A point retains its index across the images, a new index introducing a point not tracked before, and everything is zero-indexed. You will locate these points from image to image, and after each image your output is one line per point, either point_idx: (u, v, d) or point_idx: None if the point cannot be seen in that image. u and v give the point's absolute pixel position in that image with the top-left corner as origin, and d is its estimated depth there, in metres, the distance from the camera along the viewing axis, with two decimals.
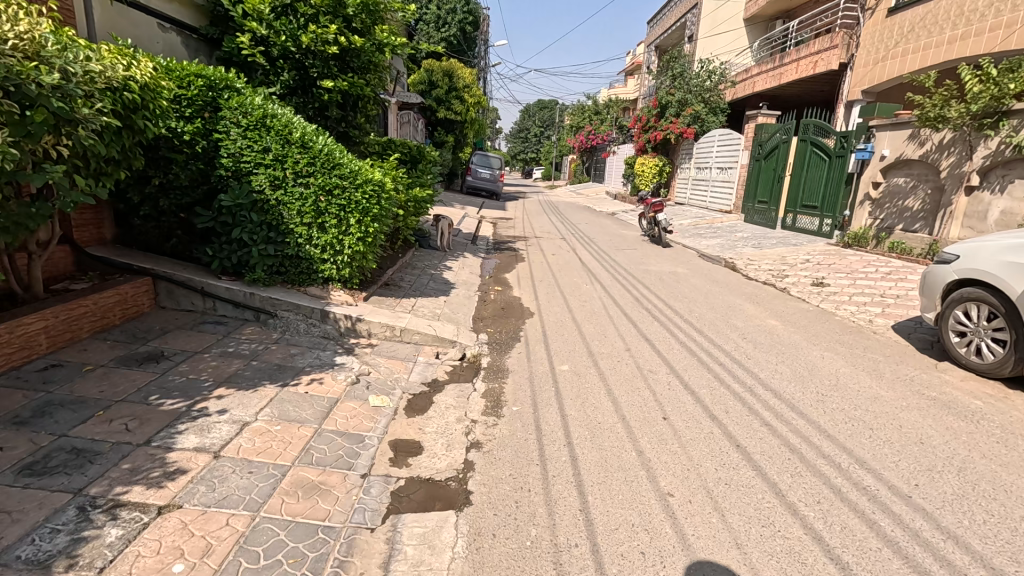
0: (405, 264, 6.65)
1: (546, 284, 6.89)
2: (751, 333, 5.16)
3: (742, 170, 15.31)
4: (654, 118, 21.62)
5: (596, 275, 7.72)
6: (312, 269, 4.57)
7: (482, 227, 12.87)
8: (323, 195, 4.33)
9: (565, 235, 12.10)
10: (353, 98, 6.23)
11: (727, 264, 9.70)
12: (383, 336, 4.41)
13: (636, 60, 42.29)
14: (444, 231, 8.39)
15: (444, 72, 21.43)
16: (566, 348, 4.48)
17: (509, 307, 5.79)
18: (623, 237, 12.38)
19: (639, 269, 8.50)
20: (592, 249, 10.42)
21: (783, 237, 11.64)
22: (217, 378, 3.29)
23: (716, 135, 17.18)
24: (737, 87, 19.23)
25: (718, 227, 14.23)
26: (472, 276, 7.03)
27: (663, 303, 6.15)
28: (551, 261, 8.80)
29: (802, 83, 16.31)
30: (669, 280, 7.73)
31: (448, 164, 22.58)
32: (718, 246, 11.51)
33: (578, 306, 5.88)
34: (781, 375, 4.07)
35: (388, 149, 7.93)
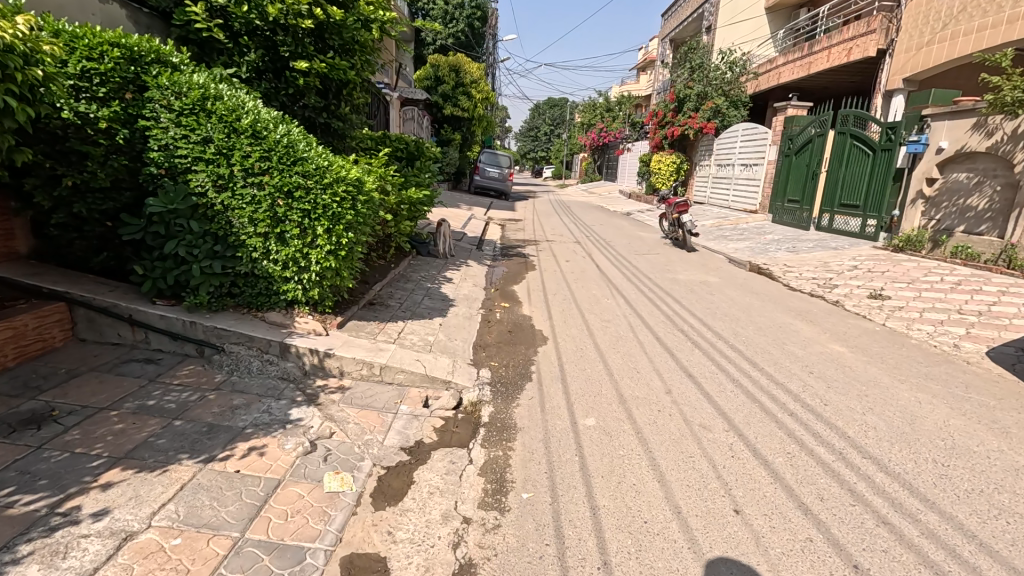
0: (397, 276, 5.74)
1: (561, 299, 5.94)
2: (817, 365, 4.17)
3: (769, 167, 14.22)
4: (671, 113, 20.50)
5: (617, 287, 6.75)
6: (272, 290, 3.68)
7: (489, 230, 11.93)
8: (282, 198, 3.44)
9: (579, 239, 11.13)
10: (335, 83, 5.36)
11: (762, 271, 8.67)
12: (359, 376, 3.51)
13: (648, 56, 41.07)
14: (445, 236, 7.48)
15: (451, 67, 20.59)
16: (590, 391, 3.52)
17: (517, 330, 4.85)
18: (642, 241, 11.37)
19: (665, 278, 7.51)
20: (609, 254, 9.43)
21: (821, 240, 10.55)
22: (114, 452, 2.39)
23: (739, 129, 16.07)
24: (760, 79, 18.14)
25: (744, 228, 13.17)
26: (475, 289, 6.11)
27: (701, 324, 5.17)
28: (566, 269, 7.84)
29: (833, 73, 15.16)
30: (702, 292, 6.73)
31: (455, 163, 21.70)
32: (749, 251, 10.44)
33: (600, 328, 4.92)
34: (876, 432, 3.10)
35: (382, 144, 7.07)
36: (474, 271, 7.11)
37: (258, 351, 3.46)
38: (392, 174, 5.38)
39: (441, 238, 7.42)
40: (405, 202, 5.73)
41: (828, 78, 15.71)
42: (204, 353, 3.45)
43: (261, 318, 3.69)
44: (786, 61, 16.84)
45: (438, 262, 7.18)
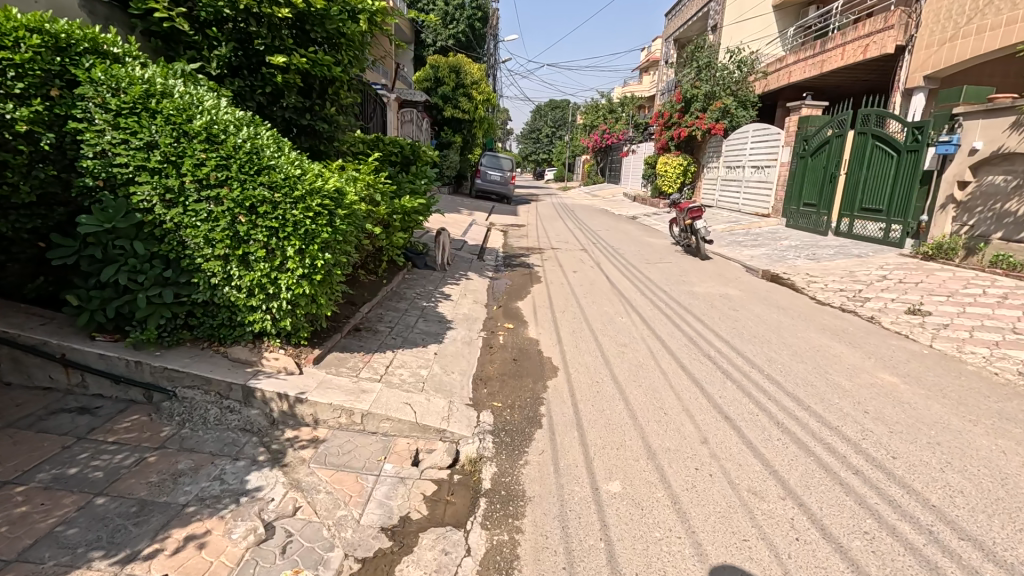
0: (388, 295, 5.18)
1: (570, 318, 5.38)
2: (870, 402, 3.61)
3: (782, 168, 13.65)
4: (677, 114, 19.95)
5: (630, 302, 6.19)
6: (237, 321, 3.14)
7: (491, 237, 11.36)
8: (245, 214, 2.90)
9: (585, 246, 10.59)
10: (319, 81, 4.83)
11: (783, 281, 8.11)
12: (337, 424, 2.97)
13: (651, 56, 40.52)
14: (444, 246, 6.92)
15: (451, 68, 20.09)
16: (611, 441, 2.97)
17: (523, 357, 4.29)
18: (652, 248, 10.80)
19: (681, 291, 6.94)
20: (619, 263, 8.85)
21: (842, 246, 9.97)
22: (5, 551, 1.85)
23: (750, 130, 15.51)
24: (770, 78, 17.61)
25: (758, 233, 12.60)
26: (475, 307, 5.55)
27: (728, 348, 4.61)
28: (574, 281, 7.28)
29: (848, 71, 14.61)
30: (723, 307, 6.17)
31: (456, 166, 21.19)
32: (767, 258, 9.85)
33: (616, 355, 4.37)
34: (962, 496, 2.55)
35: (375, 148, 6.53)
36: (475, 285, 6.55)
37: (216, 396, 2.91)
38: (383, 181, 4.85)
39: (440, 249, 6.84)
40: (397, 212, 5.20)
41: (842, 77, 15.17)
42: (152, 399, 2.91)
43: (222, 354, 3.14)
44: (797, 60, 16.31)
45: (436, 275, 6.60)
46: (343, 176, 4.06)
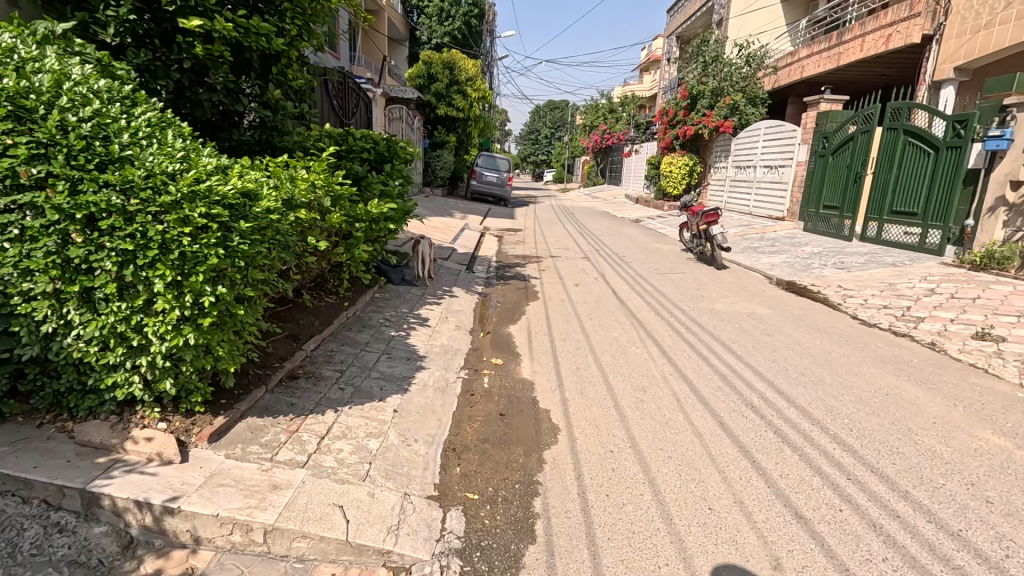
0: (348, 323, 4.18)
1: (573, 350, 4.39)
2: (988, 483, 2.62)
3: (798, 168, 12.70)
4: (683, 111, 18.97)
5: (644, 326, 5.20)
6: (90, 385, 2.17)
7: (484, 244, 10.37)
8: (84, 231, 1.93)
9: (588, 253, 9.62)
10: (257, 55, 3.88)
11: (814, 294, 7.15)
12: (225, 545, 1.97)
13: (652, 54, 39.57)
14: (425, 256, 5.92)
15: (444, 64, 19.13)
16: (641, 572, 1.98)
17: (512, 410, 3.29)
18: (661, 256, 9.83)
19: (702, 310, 5.94)
20: (627, 274, 7.85)
21: (872, 254, 9.01)
22: None
23: (761, 127, 14.57)
24: (780, 74, 16.76)
25: (774, 237, 11.65)
26: (456, 335, 4.54)
27: (777, 395, 3.61)
28: (576, 297, 6.28)
29: (867, 64, 13.78)
30: (755, 331, 5.17)
31: (450, 167, 20.25)
32: (790, 267, 8.88)
33: (633, 405, 3.37)
34: None
35: (342, 143, 5.59)
36: (459, 305, 5.54)
37: (42, 506, 1.95)
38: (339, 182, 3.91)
39: (415, 261, 5.82)
40: (358, 219, 4.26)
41: (858, 70, 14.35)
42: None
43: (67, 437, 2.16)
44: (811, 53, 15.38)
45: (414, 293, 5.60)
46: (274, 178, 3.13)
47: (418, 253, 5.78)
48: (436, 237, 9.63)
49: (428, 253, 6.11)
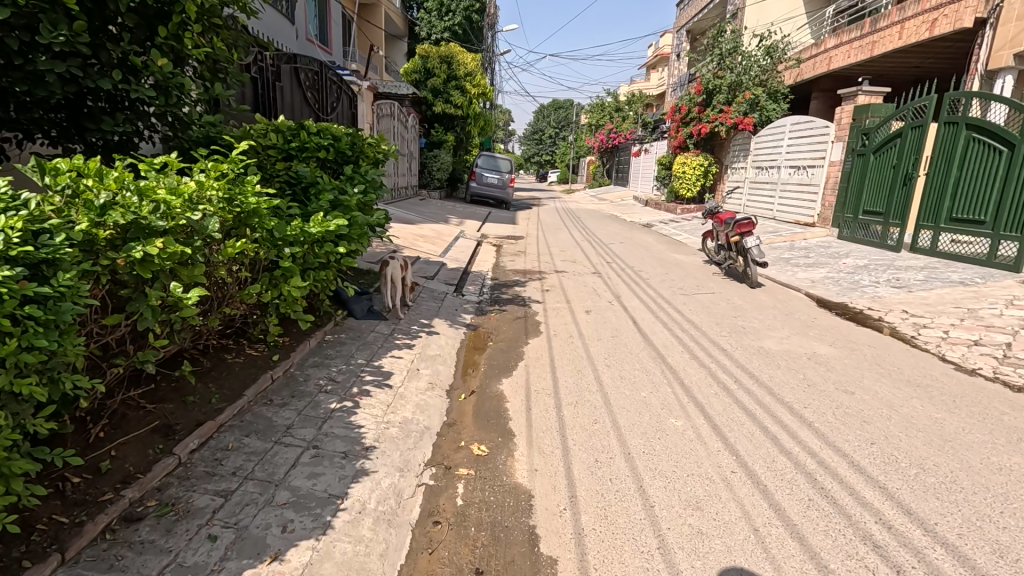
0: (269, 391, 2.96)
1: (588, 424, 3.14)
2: None
3: (832, 169, 11.42)
4: (697, 108, 17.67)
5: (679, 377, 3.95)
6: None
7: (480, 255, 9.12)
8: None
9: (598, 267, 8.40)
10: (128, 7, 2.71)
11: (876, 322, 5.90)
12: None
13: (660, 52, 38.28)
14: (394, 281, 4.68)
15: (441, 57, 17.92)
16: None
17: (497, 560, 2.05)
18: (682, 270, 8.57)
19: (749, 349, 4.68)
20: (646, 295, 6.61)
21: (931, 270, 7.73)
22: None
23: (787, 124, 13.30)
24: (805, 66, 15.56)
25: (806, 246, 10.38)
26: (427, 403, 3.30)
27: (907, 521, 2.35)
28: (586, 331, 5.03)
29: (905, 54, 12.53)
30: (827, 385, 3.90)
31: (448, 168, 19.05)
32: (834, 285, 7.61)
33: (688, 549, 2.13)
34: None
35: (292, 141, 4.54)
36: (438, 346, 4.29)
37: None
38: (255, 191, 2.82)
39: (386, 286, 4.63)
40: (290, 242, 3.15)
41: (895, 60, 13.12)
42: None
43: None
44: (840, 43, 14.13)
45: (382, 330, 4.35)
46: (112, 194, 2.04)
47: (390, 277, 4.61)
48: (423, 248, 8.40)
49: (405, 275, 4.93)
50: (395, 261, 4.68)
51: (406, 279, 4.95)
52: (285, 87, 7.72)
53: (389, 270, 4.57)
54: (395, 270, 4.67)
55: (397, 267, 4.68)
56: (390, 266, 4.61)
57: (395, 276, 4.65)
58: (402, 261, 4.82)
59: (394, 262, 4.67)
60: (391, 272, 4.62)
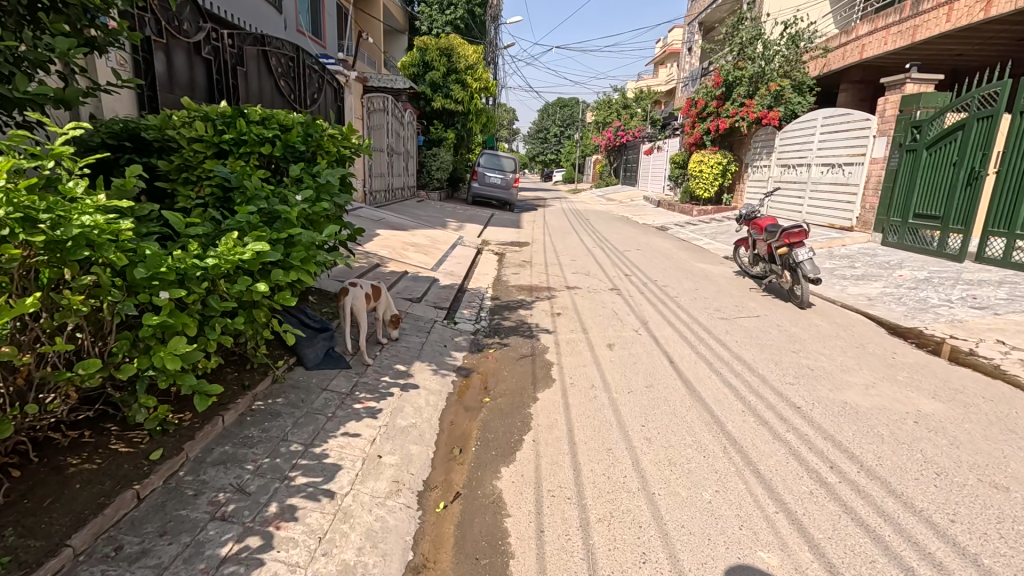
0: (122, 527, 1.85)
1: (632, 569, 2.00)
2: None
3: (875, 166, 10.23)
4: (716, 101, 16.44)
5: (752, 463, 2.80)
6: None
7: (480, 267, 7.99)
8: None
9: (616, 281, 7.25)
10: None
11: (971, 358, 4.72)
12: None
13: (669, 46, 36.94)
14: (351, 313, 3.59)
15: (441, 49, 16.80)
16: None
17: None
18: (714, 284, 7.40)
19: (830, 406, 3.52)
20: (678, 320, 5.48)
21: (1012, 285, 6.54)
22: None
23: (818, 118, 12.12)
24: (833, 56, 14.34)
25: (848, 255, 9.20)
26: (383, 527, 2.16)
27: None
28: (610, 378, 3.89)
29: (952, 38, 11.29)
30: (965, 474, 2.74)
31: (448, 167, 17.94)
32: (898, 305, 6.43)
33: None
34: None
35: (225, 132, 3.51)
36: (413, 411, 3.15)
37: None
38: (91, 205, 1.77)
39: (346, 321, 3.57)
40: (171, 282, 2.07)
41: (938, 46, 11.87)
42: None
43: None
44: (875, 30, 12.91)
45: (339, 386, 3.22)
46: None
47: (351, 309, 3.54)
48: (413, 260, 7.28)
49: (377, 303, 3.87)
50: (359, 288, 3.62)
51: (378, 309, 3.88)
52: (251, 73, 6.65)
53: (348, 300, 3.51)
54: (359, 300, 3.60)
55: (361, 295, 3.61)
56: (350, 295, 3.54)
57: (358, 307, 3.58)
58: (371, 287, 3.76)
59: (357, 289, 3.60)
60: (352, 303, 3.56)
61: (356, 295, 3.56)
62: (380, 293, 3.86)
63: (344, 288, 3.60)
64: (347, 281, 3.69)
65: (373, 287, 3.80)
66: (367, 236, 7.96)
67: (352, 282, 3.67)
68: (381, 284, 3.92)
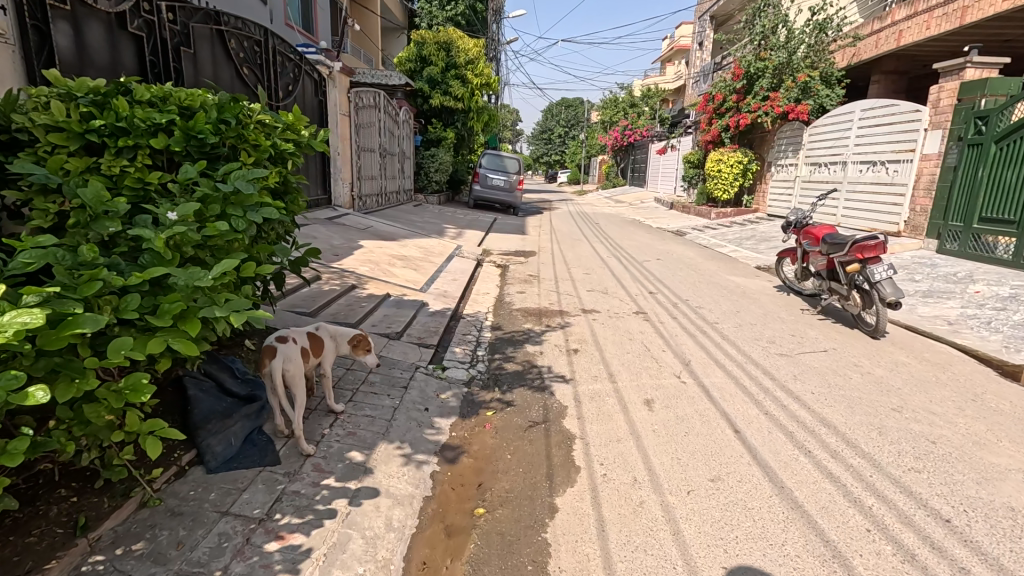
0: None
1: None
2: None
3: (927, 163, 9.03)
4: (735, 95, 15.25)
5: None
6: None
7: (479, 283, 6.85)
8: None
9: (640, 301, 6.09)
10: None
11: None
12: None
13: (677, 44, 35.83)
14: (282, 384, 2.54)
15: (439, 43, 15.82)
16: None
17: None
18: (758, 304, 6.23)
19: (995, 519, 2.36)
20: (728, 360, 4.32)
21: None
22: None
23: (856, 112, 10.97)
24: (864, 45, 13.14)
25: (904, 265, 8.00)
26: None
27: None
28: (658, 465, 2.73)
29: (1006, 20, 10.05)
30: None
31: (447, 169, 16.82)
32: (991, 332, 5.23)
33: None
34: None
35: (94, 116, 2.39)
36: (363, 549, 2.00)
37: None
38: None
39: (278, 393, 2.53)
40: None
41: (988, 30, 10.63)
42: None
43: None
44: (913, 14, 11.69)
45: (249, 507, 2.08)
46: None
47: (283, 375, 2.51)
48: (399, 277, 6.16)
49: (320, 358, 2.83)
50: (293, 342, 2.60)
51: (323, 364, 2.84)
52: (203, 57, 5.59)
53: (276, 364, 2.48)
54: (294, 357, 2.57)
55: (296, 352, 2.59)
56: (279, 355, 2.51)
57: (293, 371, 2.54)
58: (307, 339, 2.73)
59: (289, 345, 2.58)
60: (284, 368, 2.52)
61: (289, 354, 2.53)
62: (321, 344, 2.82)
63: (268, 347, 2.56)
64: (274, 337, 2.65)
65: (311, 336, 2.78)
66: (348, 248, 6.84)
67: (280, 338, 2.63)
68: (322, 329, 2.88)
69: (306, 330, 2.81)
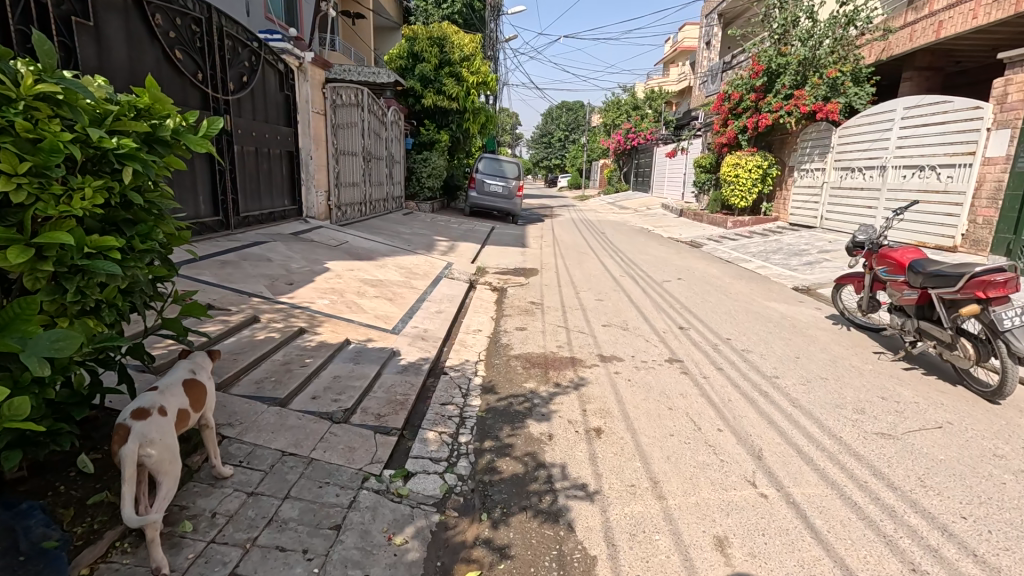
0: None
1: None
2: None
3: (990, 168, 7.81)
4: (753, 93, 14.01)
5: None
6: None
7: (468, 316, 5.59)
8: None
9: (669, 342, 4.83)
10: None
11: None
12: None
13: (681, 44, 34.73)
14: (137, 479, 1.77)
15: (432, 38, 14.61)
16: None
17: None
18: (817, 344, 4.98)
19: None
20: (814, 446, 3.07)
21: None
22: None
23: (898, 110, 9.75)
24: (896, 38, 11.75)
25: None
26: None
27: None
28: None
29: None
30: None
31: (440, 174, 15.58)
32: None
33: None
34: None
35: None
36: None
37: None
38: None
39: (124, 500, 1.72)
40: None
41: None
42: None
43: None
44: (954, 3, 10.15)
45: None
46: None
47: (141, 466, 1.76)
48: (367, 310, 4.91)
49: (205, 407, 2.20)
50: (161, 414, 1.87)
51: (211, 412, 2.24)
52: (113, 31, 4.39)
53: (130, 453, 1.73)
54: (160, 435, 1.84)
55: (165, 430, 1.85)
56: (132, 440, 1.75)
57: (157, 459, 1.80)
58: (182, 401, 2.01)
59: (152, 422, 1.82)
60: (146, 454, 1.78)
61: (150, 437, 1.78)
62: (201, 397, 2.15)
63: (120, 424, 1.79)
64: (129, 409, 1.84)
65: (188, 389, 2.09)
66: (309, 272, 5.59)
67: (141, 411, 1.84)
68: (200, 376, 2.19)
69: (181, 379, 2.10)
